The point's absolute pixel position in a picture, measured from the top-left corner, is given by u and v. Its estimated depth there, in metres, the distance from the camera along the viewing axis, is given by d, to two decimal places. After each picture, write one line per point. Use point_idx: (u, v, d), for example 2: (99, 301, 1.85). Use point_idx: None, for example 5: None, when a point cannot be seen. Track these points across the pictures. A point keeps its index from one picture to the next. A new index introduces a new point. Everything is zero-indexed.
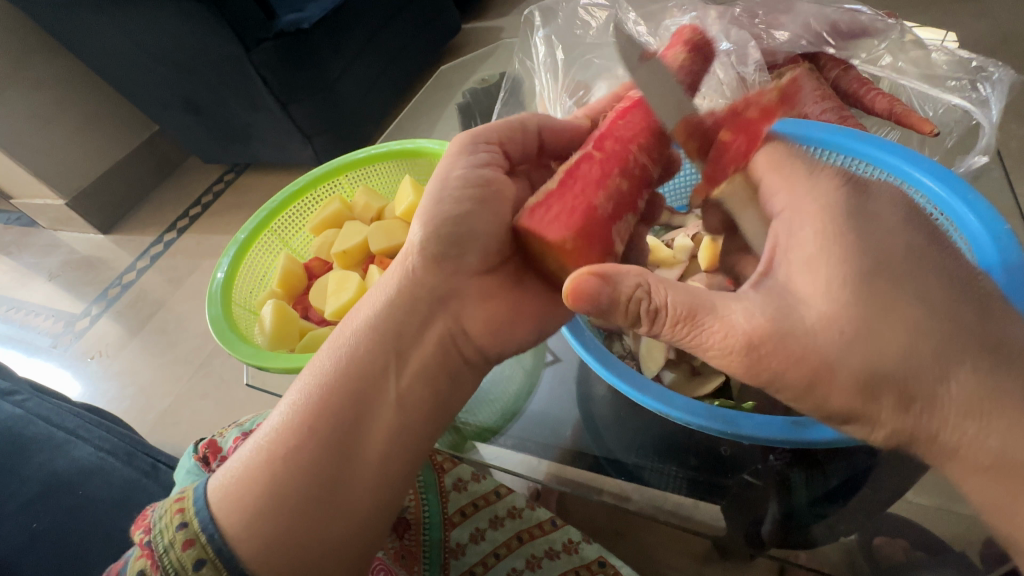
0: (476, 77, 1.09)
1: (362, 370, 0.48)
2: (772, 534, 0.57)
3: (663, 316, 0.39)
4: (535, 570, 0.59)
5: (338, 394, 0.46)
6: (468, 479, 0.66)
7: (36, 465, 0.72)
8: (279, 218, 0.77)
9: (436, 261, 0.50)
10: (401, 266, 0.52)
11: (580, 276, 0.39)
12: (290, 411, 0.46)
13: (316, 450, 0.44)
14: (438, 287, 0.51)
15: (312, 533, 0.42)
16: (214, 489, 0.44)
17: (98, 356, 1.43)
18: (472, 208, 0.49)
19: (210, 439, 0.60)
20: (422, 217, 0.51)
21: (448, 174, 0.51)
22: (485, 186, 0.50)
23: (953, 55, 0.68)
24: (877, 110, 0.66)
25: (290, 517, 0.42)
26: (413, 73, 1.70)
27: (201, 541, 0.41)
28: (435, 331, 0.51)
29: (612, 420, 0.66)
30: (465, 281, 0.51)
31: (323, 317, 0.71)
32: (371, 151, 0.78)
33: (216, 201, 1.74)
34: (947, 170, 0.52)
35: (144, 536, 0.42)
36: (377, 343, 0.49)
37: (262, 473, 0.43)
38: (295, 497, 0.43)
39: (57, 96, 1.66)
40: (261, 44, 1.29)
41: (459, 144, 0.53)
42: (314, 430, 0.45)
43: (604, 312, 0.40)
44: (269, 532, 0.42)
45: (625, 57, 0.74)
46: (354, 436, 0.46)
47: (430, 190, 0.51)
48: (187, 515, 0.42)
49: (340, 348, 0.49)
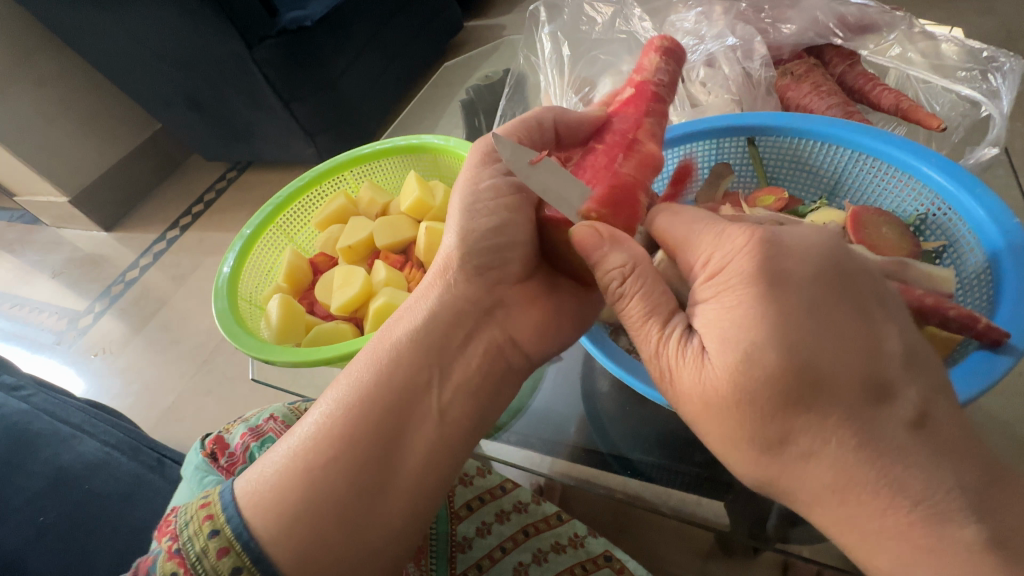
0: (479, 73, 1.09)
1: (404, 382, 0.48)
2: (777, 530, 0.57)
3: (624, 301, 0.41)
4: (541, 565, 0.59)
5: (375, 404, 0.47)
6: (474, 474, 0.66)
7: (43, 460, 0.73)
8: (285, 213, 0.77)
9: (482, 269, 0.52)
10: (437, 278, 0.53)
11: (584, 226, 0.42)
12: (329, 418, 0.46)
13: (356, 460, 0.44)
14: (482, 298, 0.52)
15: (355, 544, 0.42)
16: (243, 494, 0.43)
17: (102, 353, 1.43)
18: (507, 214, 0.51)
19: (216, 435, 0.60)
20: (453, 223, 0.52)
21: (476, 184, 0.52)
22: (513, 190, 0.52)
23: (964, 47, 0.68)
24: (884, 106, 0.66)
25: (329, 526, 0.42)
26: (415, 71, 1.70)
27: (236, 548, 0.40)
28: (480, 342, 0.52)
29: (617, 414, 0.66)
30: (509, 279, 0.53)
31: (328, 312, 0.71)
32: (375, 147, 0.78)
33: (219, 198, 1.74)
34: (953, 164, 0.52)
35: (172, 544, 0.40)
36: (417, 353, 0.49)
37: (301, 481, 0.43)
38: (334, 506, 0.43)
39: (61, 93, 1.66)
40: (264, 41, 1.29)
41: (479, 154, 0.54)
42: (354, 440, 0.45)
43: (590, 264, 0.43)
44: (309, 541, 0.41)
45: (630, 52, 0.75)
46: (394, 446, 0.46)
47: (456, 201, 0.53)
48: (217, 522, 0.41)
49: (377, 359, 0.49)
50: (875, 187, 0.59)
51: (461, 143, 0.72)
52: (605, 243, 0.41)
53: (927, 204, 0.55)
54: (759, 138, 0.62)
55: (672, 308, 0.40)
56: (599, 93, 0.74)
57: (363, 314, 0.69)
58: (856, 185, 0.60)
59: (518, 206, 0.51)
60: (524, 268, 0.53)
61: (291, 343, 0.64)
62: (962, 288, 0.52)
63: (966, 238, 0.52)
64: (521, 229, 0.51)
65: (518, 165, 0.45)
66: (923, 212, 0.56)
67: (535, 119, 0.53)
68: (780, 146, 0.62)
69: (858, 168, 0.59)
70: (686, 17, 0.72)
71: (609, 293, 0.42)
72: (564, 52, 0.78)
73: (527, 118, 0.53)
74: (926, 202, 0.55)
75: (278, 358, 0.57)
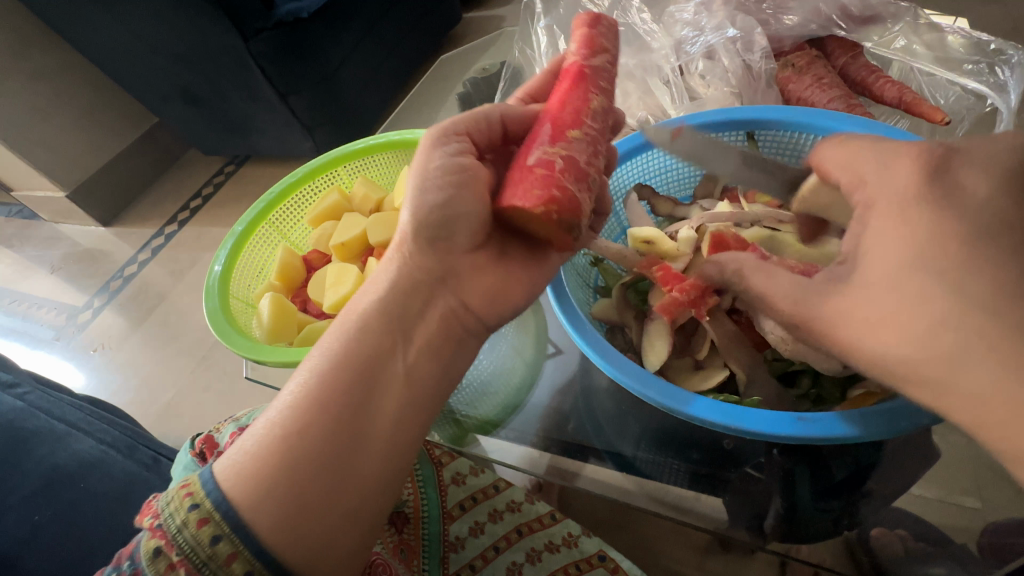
0: (476, 66, 1.08)
1: (374, 349, 0.47)
2: (774, 530, 0.55)
3: None
4: (535, 564, 0.58)
5: (349, 371, 0.45)
6: (467, 474, 0.65)
7: (37, 458, 0.72)
8: (278, 210, 0.76)
9: (433, 240, 0.50)
10: (394, 254, 0.52)
11: None
12: (303, 387, 0.45)
13: (329, 428, 0.43)
14: (436, 272, 0.50)
15: (330, 510, 0.42)
16: (219, 468, 0.43)
17: (101, 349, 1.43)
18: (455, 194, 0.48)
19: (207, 434, 0.60)
20: (408, 204, 0.50)
21: (428, 164, 0.49)
22: (461, 172, 0.49)
23: (969, 38, 0.67)
24: (887, 98, 0.64)
25: (304, 491, 0.41)
26: (412, 64, 1.69)
27: (215, 518, 0.40)
28: (439, 307, 0.50)
29: (613, 410, 0.66)
30: (460, 251, 0.51)
31: (321, 310, 0.71)
32: (368, 142, 0.77)
33: (216, 193, 1.73)
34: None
35: (152, 521, 0.41)
36: (385, 323, 0.48)
37: (278, 450, 0.42)
38: (310, 473, 0.42)
39: (56, 87, 1.65)
40: (258, 34, 1.28)
41: (428, 136, 0.52)
42: (326, 407, 0.44)
43: None
44: (283, 508, 0.41)
45: (629, 44, 0.72)
46: (369, 411, 0.45)
47: (410, 184, 0.50)
48: (196, 497, 0.41)
49: (350, 328, 0.48)
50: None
51: None
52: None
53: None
54: (758, 131, 0.60)
55: None
56: None
57: None
58: None
59: (468, 185, 0.49)
60: (476, 236, 0.51)
61: (283, 342, 0.64)
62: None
63: None
64: (470, 203, 0.49)
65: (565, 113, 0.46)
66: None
67: (483, 108, 0.53)
68: (780, 139, 0.61)
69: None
70: (685, 7, 0.70)
71: None
72: (561, 46, 0.77)
73: (477, 108, 0.54)
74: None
75: (269, 358, 0.57)
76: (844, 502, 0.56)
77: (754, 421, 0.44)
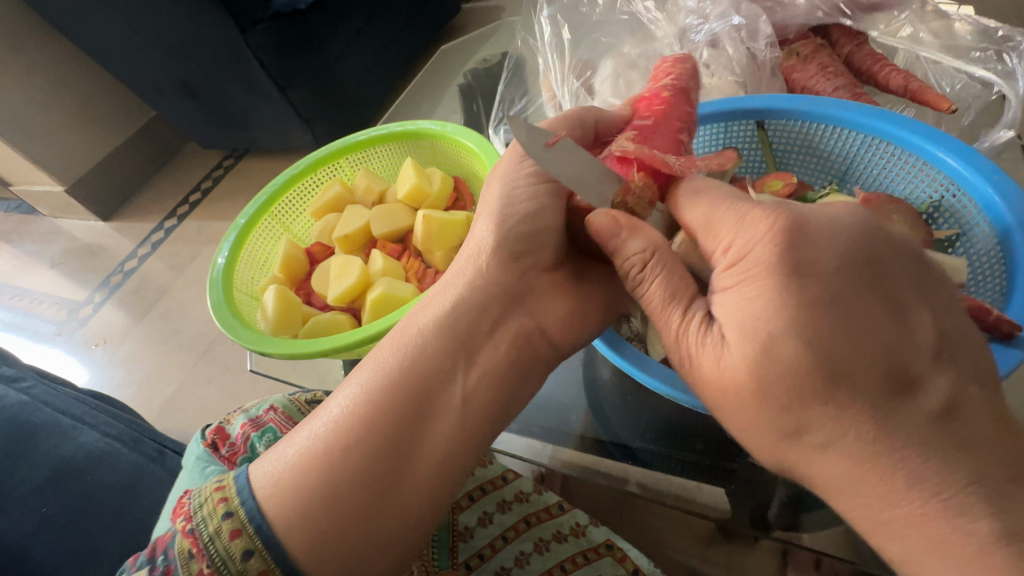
0: (477, 56, 1.07)
1: (428, 371, 0.48)
2: (777, 516, 0.58)
3: (645, 288, 0.41)
4: (543, 553, 0.59)
5: (396, 390, 0.46)
6: (475, 465, 0.65)
7: (45, 451, 0.73)
8: (280, 203, 0.75)
9: (513, 256, 0.50)
10: (467, 262, 0.52)
11: (599, 213, 0.42)
12: (355, 405, 0.46)
13: (376, 446, 0.44)
14: (511, 287, 0.51)
15: (370, 528, 0.43)
16: (260, 480, 0.44)
17: (104, 343, 1.43)
18: (543, 203, 0.50)
19: (218, 425, 0.59)
20: (487, 214, 0.51)
21: (515, 174, 0.51)
22: (551, 181, 0.50)
23: (976, 25, 0.66)
24: (892, 87, 0.64)
25: (347, 506, 0.42)
26: (412, 56, 1.67)
27: (248, 532, 0.41)
28: (506, 332, 0.50)
29: (619, 403, 0.65)
30: (536, 267, 0.52)
31: (326, 303, 0.71)
32: (370, 133, 0.76)
33: (216, 187, 1.72)
34: (971, 149, 0.50)
35: (186, 524, 0.41)
36: (440, 345, 0.49)
37: (322, 464, 0.43)
38: (355, 490, 0.43)
39: (52, 80, 1.63)
40: (256, 25, 1.26)
41: (521, 143, 0.53)
42: (376, 427, 0.45)
43: (607, 253, 0.43)
44: (324, 524, 0.42)
45: (632, 34, 0.73)
46: (416, 436, 0.46)
47: (494, 192, 0.52)
48: (231, 504, 0.42)
49: (400, 345, 0.49)
50: (885, 172, 0.58)
51: (459, 129, 0.70)
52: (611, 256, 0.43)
53: (942, 190, 0.53)
54: (768, 121, 0.60)
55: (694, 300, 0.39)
56: (599, 77, 0.72)
57: (361, 305, 0.68)
58: (869, 170, 0.59)
59: (555, 196, 0.50)
60: (556, 252, 0.52)
61: (287, 335, 0.63)
62: (976, 277, 0.51)
63: (979, 225, 0.50)
64: (558, 218, 0.50)
65: (534, 147, 0.41)
66: (937, 198, 0.54)
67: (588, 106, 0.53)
68: (790, 130, 0.60)
69: (871, 153, 0.57)
70: None
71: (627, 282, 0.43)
72: (565, 36, 0.76)
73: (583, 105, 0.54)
74: (941, 187, 0.53)
75: (274, 351, 0.56)
76: None
77: None
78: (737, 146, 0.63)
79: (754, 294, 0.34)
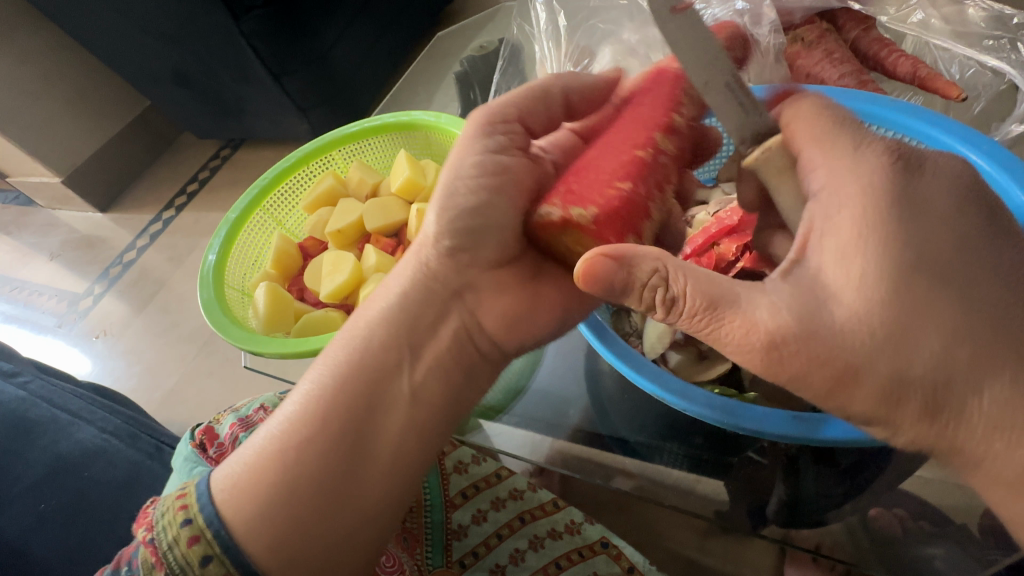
0: (474, 43, 1.05)
1: (374, 362, 0.47)
2: (777, 513, 0.56)
3: (681, 305, 0.37)
4: (538, 550, 0.59)
5: (347, 386, 0.47)
6: (469, 462, 0.65)
7: (41, 447, 0.73)
8: (271, 197, 0.74)
9: (454, 250, 0.49)
10: (415, 259, 0.50)
11: (592, 259, 0.37)
12: (303, 407, 0.46)
13: (325, 446, 0.45)
14: (453, 279, 0.50)
15: (323, 528, 0.43)
16: (217, 483, 0.45)
17: (103, 335, 1.43)
18: (490, 195, 0.46)
19: (207, 425, 0.59)
20: (435, 204, 0.48)
21: (467, 157, 0.48)
22: (503, 170, 0.47)
23: (990, 10, 0.64)
24: (899, 74, 0.62)
25: (301, 510, 0.43)
26: (409, 41, 1.64)
27: (207, 537, 0.41)
28: (450, 324, 0.50)
29: (618, 395, 0.65)
30: (482, 264, 0.49)
31: (319, 299, 0.70)
32: (364, 124, 0.75)
33: (213, 177, 1.70)
34: (1005, 152, 0.47)
35: (147, 534, 0.42)
36: (384, 334, 0.48)
37: (276, 465, 0.44)
38: (305, 488, 0.44)
39: (44, 69, 1.61)
40: (250, 12, 1.23)
41: (478, 122, 0.49)
42: (324, 423, 0.45)
43: (616, 295, 0.39)
44: (282, 529, 0.42)
45: (631, 19, 0.70)
46: (368, 429, 0.46)
47: (444, 178, 0.48)
48: (190, 511, 0.43)
49: (352, 341, 0.49)
50: None
51: (453, 120, 0.69)
52: (627, 264, 0.38)
53: None
54: None
55: (733, 301, 0.36)
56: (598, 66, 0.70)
57: (354, 301, 0.67)
58: None
59: (504, 186, 0.47)
60: (506, 250, 0.49)
61: (280, 332, 0.63)
62: None
63: None
64: (503, 211, 0.47)
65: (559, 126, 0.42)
66: None
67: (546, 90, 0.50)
68: None
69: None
70: None
71: (658, 310, 0.38)
72: (561, 23, 0.74)
73: (537, 87, 0.51)
74: None
75: (265, 349, 0.56)
76: (853, 495, 0.56)
77: (746, 417, 0.44)
78: None
79: (863, 247, 0.34)
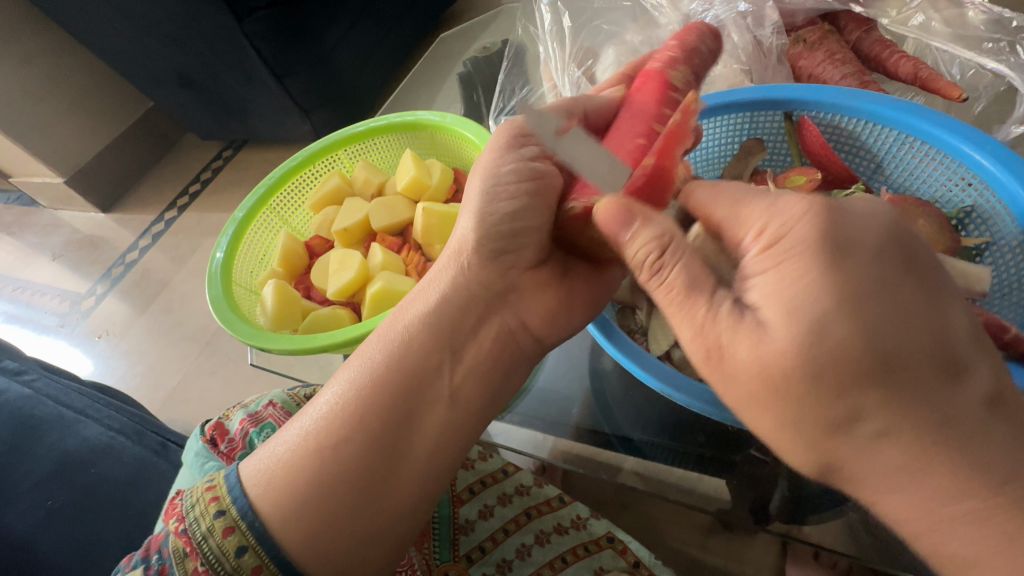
0: (477, 44, 1.05)
1: (411, 363, 0.48)
2: (779, 510, 0.57)
3: (666, 273, 0.36)
4: (544, 546, 0.59)
5: (379, 382, 0.47)
6: (475, 458, 0.65)
7: (49, 444, 0.73)
8: (277, 196, 0.75)
9: (497, 253, 0.49)
10: (452, 261, 0.50)
11: (607, 200, 0.38)
12: (343, 404, 0.46)
13: (361, 441, 0.45)
14: (496, 283, 0.50)
15: (359, 523, 0.44)
16: (249, 476, 0.45)
17: (106, 335, 1.43)
18: (527, 201, 0.46)
19: (216, 421, 0.60)
20: (471, 210, 0.49)
21: (499, 168, 0.48)
22: (537, 177, 0.47)
23: (990, 13, 0.64)
24: (901, 74, 0.63)
25: (336, 504, 0.44)
26: (411, 42, 1.65)
27: (241, 528, 0.42)
28: (494, 324, 0.50)
29: (622, 393, 0.65)
30: (522, 264, 0.50)
31: (325, 298, 0.70)
32: (370, 124, 0.75)
33: (215, 178, 1.71)
34: (1011, 152, 0.48)
35: (179, 525, 0.43)
36: (423, 337, 0.49)
37: (313, 461, 0.45)
38: (342, 483, 0.44)
39: (47, 70, 1.61)
40: (253, 13, 1.24)
41: (505, 136, 0.50)
42: (362, 420, 0.46)
43: (618, 240, 0.39)
44: (318, 523, 0.43)
45: (635, 21, 0.71)
46: (401, 430, 0.46)
47: (476, 187, 0.49)
48: (223, 503, 0.43)
49: (384, 342, 0.49)
50: (916, 171, 0.56)
51: (458, 120, 0.69)
52: (637, 219, 0.37)
53: (976, 196, 0.51)
54: (798, 112, 0.58)
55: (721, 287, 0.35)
56: (601, 66, 0.70)
57: (360, 299, 0.68)
58: (899, 168, 0.57)
59: (541, 193, 0.46)
60: (542, 249, 0.50)
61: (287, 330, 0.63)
62: (998, 288, 0.52)
63: (1010, 234, 0.49)
64: (541, 214, 0.47)
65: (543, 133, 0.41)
66: (969, 203, 0.52)
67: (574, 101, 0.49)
68: (819, 123, 0.58)
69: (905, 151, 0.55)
70: None
71: (644, 269, 0.37)
72: (565, 23, 0.74)
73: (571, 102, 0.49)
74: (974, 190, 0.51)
75: (273, 347, 0.56)
76: None
77: None
78: (763, 137, 0.61)
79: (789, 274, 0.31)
